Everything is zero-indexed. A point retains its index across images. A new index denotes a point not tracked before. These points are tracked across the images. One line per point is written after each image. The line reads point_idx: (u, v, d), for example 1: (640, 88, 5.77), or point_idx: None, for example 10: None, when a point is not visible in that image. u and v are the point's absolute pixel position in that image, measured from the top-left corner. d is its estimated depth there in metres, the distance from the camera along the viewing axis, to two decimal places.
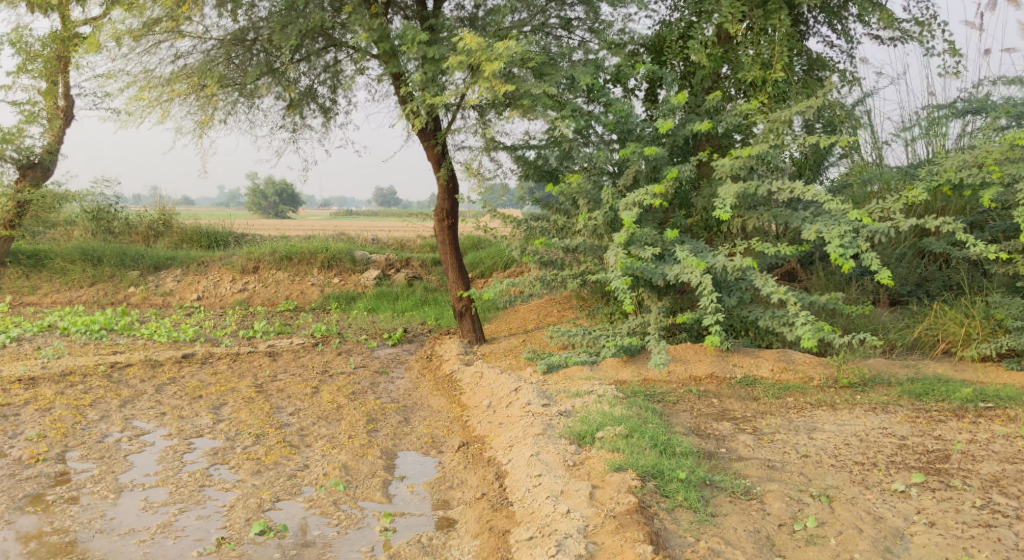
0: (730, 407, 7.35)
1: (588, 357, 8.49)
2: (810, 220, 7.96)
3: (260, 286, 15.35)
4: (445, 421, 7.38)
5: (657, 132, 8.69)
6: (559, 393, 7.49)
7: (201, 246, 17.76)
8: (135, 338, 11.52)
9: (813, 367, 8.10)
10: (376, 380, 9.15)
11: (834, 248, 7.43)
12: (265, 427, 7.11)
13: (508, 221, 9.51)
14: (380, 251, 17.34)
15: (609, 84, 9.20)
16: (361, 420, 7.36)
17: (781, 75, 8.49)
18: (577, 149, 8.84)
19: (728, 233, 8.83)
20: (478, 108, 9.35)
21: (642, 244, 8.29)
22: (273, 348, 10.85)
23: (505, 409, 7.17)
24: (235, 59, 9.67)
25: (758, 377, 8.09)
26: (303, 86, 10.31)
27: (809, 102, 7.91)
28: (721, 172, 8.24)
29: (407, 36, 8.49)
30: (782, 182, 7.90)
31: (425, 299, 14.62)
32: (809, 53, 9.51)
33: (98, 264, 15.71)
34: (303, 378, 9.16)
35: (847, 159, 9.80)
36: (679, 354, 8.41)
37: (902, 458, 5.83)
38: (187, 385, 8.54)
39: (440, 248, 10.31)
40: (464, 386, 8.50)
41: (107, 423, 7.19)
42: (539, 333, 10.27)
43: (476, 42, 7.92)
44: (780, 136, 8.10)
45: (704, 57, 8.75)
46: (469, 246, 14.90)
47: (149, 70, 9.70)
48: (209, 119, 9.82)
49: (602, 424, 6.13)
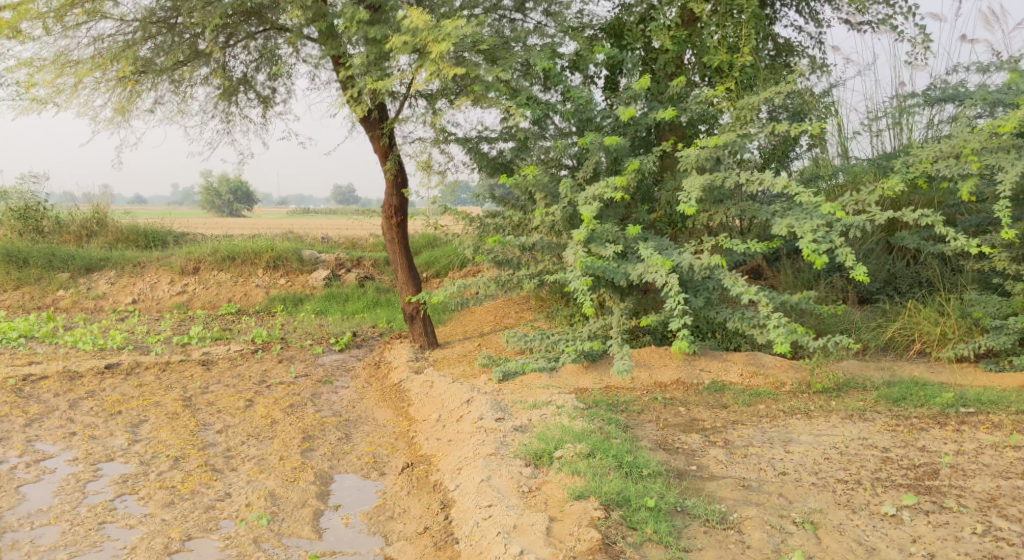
0: (698, 417, 6.82)
1: (546, 364, 7.88)
2: (780, 214, 7.45)
3: (201, 288, 14.48)
4: (390, 438, 6.72)
5: (618, 121, 8.14)
6: (515, 404, 6.88)
7: (138, 246, 16.73)
8: (57, 346, 10.60)
9: (785, 371, 7.62)
10: (318, 390, 8.44)
11: (807, 244, 6.89)
12: (187, 448, 6.36)
13: (460, 218, 8.85)
14: (330, 250, 16.56)
15: (566, 70, 8.63)
16: (296, 438, 6.66)
17: (749, 59, 8.02)
18: (533, 140, 8.23)
19: (693, 230, 8.30)
20: (426, 96, 8.69)
21: (603, 241, 7.72)
22: (208, 356, 10.04)
23: (455, 424, 6.53)
24: (156, 40, 8.92)
25: (726, 382, 7.57)
26: (234, 73, 9.57)
27: (778, 87, 7.45)
28: (686, 163, 7.70)
29: (346, 14, 7.82)
30: (751, 174, 7.37)
31: (377, 300, 13.90)
32: (776, 39, 9.06)
33: (24, 266, 14.65)
34: (237, 390, 8.40)
35: (815, 150, 9.34)
36: (643, 359, 7.87)
37: (888, 474, 5.41)
38: (105, 400, 7.72)
39: (389, 247, 9.60)
40: (412, 397, 7.83)
41: (4, 447, 6.36)
42: (494, 337, 9.65)
43: (421, 20, 7.27)
44: (748, 125, 7.62)
45: (668, 40, 8.22)
46: (424, 244, 14.19)
47: (62, 52, 8.90)
48: (130, 107, 9.06)
49: (561, 442, 5.55)
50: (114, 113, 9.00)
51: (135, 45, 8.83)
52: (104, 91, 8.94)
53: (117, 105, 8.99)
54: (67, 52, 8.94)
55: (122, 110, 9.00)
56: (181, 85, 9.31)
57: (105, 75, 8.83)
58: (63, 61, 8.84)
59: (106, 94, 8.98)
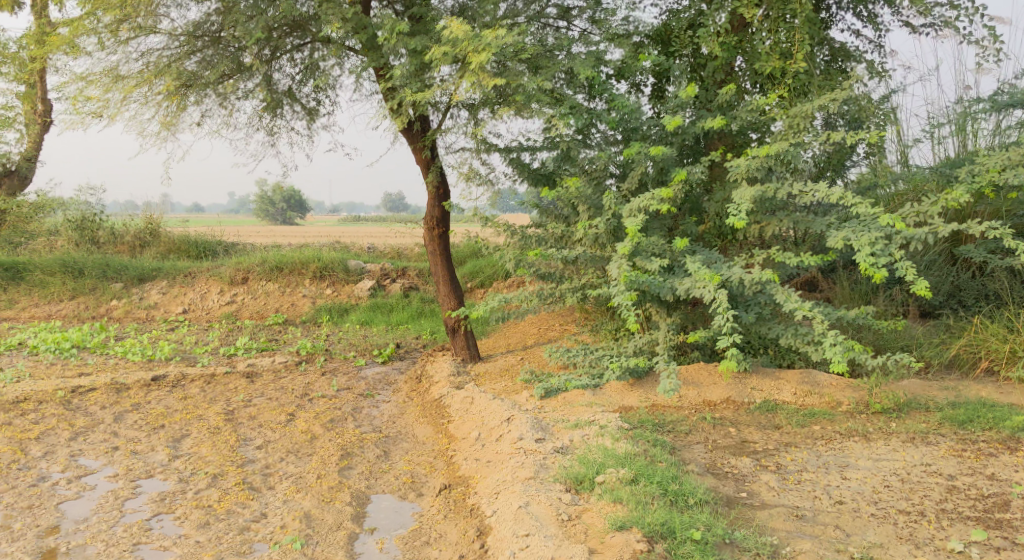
0: (749, 439, 6.53)
1: (590, 381, 7.67)
2: (835, 226, 7.11)
3: (249, 298, 14.63)
4: (429, 456, 6.59)
5: (664, 130, 7.90)
6: (557, 423, 6.68)
7: (189, 256, 17.00)
8: (107, 357, 10.76)
9: (841, 391, 7.26)
10: (360, 405, 8.36)
11: (865, 257, 6.55)
12: (226, 465, 6.32)
13: (502, 230, 8.70)
14: (376, 260, 16.59)
15: (612, 79, 8.43)
16: (335, 455, 6.57)
17: (803, 65, 7.71)
18: (577, 150, 8.04)
19: (744, 242, 8.01)
20: (468, 106, 8.58)
21: (649, 254, 7.49)
22: (253, 368, 10.05)
23: (494, 444, 6.37)
24: (201, 55, 8.98)
25: (779, 402, 7.25)
26: (279, 85, 9.60)
27: (834, 94, 7.13)
28: (736, 173, 7.42)
29: (386, 26, 7.75)
30: (805, 185, 7.06)
31: (421, 311, 13.83)
32: (831, 43, 8.71)
33: (79, 276, 14.99)
34: (279, 403, 8.37)
35: (874, 157, 8.94)
36: (691, 377, 7.59)
37: (954, 505, 5.08)
38: (149, 414, 7.76)
39: (431, 259, 9.50)
40: (453, 413, 7.70)
41: (49, 461, 6.40)
42: (538, 351, 9.47)
43: (462, 30, 7.16)
44: (801, 134, 7.32)
45: (717, 46, 7.95)
46: (469, 254, 14.08)
47: (112, 68, 9.03)
48: (176, 121, 9.16)
49: (603, 466, 5.35)
50: (160, 127, 9.12)
51: (181, 60, 8.91)
52: (151, 106, 9.05)
53: (163, 119, 9.10)
54: (117, 67, 9.06)
55: (169, 124, 9.11)
56: (226, 98, 9.36)
57: (152, 90, 8.94)
58: (113, 77, 8.97)
59: (153, 108, 9.09)
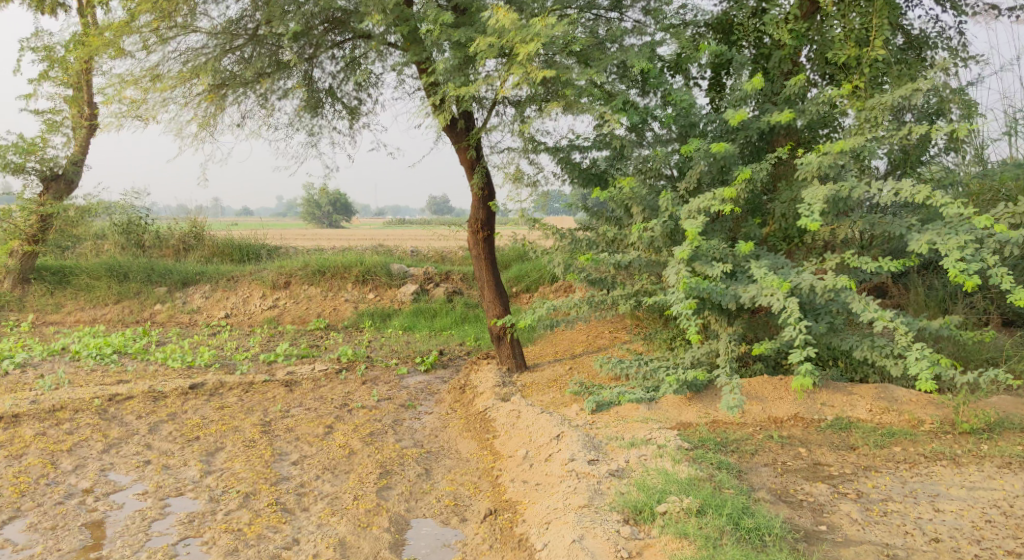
0: (822, 461, 5.94)
1: (644, 395, 7.14)
2: (917, 229, 6.48)
3: (292, 302, 14.43)
4: (472, 475, 6.17)
5: (726, 126, 7.37)
6: (610, 441, 6.19)
7: (233, 260, 16.88)
8: (147, 363, 10.58)
9: (922, 408, 6.61)
10: (401, 416, 7.97)
11: (953, 263, 5.92)
12: (259, 483, 5.98)
13: (550, 233, 8.22)
14: (420, 263, 16.29)
15: (668, 72, 7.93)
16: (373, 473, 6.19)
17: (880, 53, 7.10)
18: (630, 148, 7.54)
19: (812, 245, 7.40)
20: (514, 102, 8.14)
21: (709, 259, 6.95)
22: (292, 376, 9.73)
23: (543, 465, 5.92)
24: (240, 53, 8.71)
25: (853, 419, 6.64)
26: (319, 83, 9.31)
27: (916, 83, 6.51)
28: (806, 171, 6.83)
29: (430, 18, 7.35)
30: (883, 183, 6.45)
31: (465, 316, 13.45)
32: (908, 30, 8.07)
33: (124, 280, 14.95)
34: (318, 414, 8.03)
35: (956, 153, 8.23)
36: (755, 391, 7.01)
37: None
38: (185, 425, 7.49)
39: (476, 263, 9.08)
40: (498, 427, 7.26)
41: (78, 476, 6.14)
42: (587, 360, 8.98)
43: (509, 19, 6.75)
44: (879, 128, 6.71)
45: (785, 33, 7.40)
46: (514, 258, 13.66)
47: (151, 67, 8.82)
48: (213, 122, 8.93)
49: (665, 494, 4.93)
50: (198, 129, 8.90)
51: (219, 58, 8.66)
52: (188, 106, 8.83)
53: (201, 120, 8.87)
54: (155, 67, 8.85)
55: (206, 126, 8.88)
56: (266, 98, 9.10)
57: (190, 90, 8.72)
58: (151, 77, 8.76)
59: (190, 108, 8.87)
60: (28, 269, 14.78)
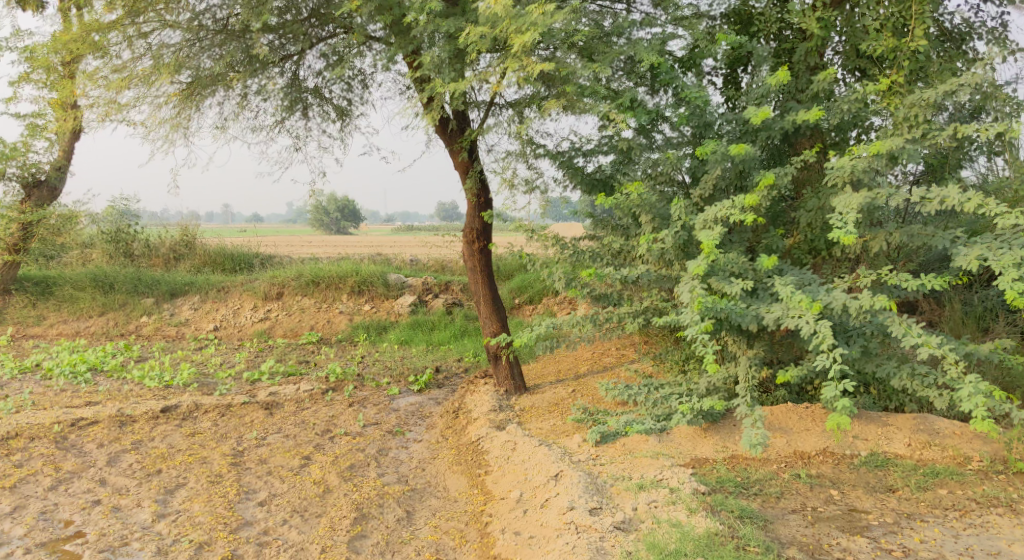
0: (859, 508, 5.18)
1: (654, 425, 6.39)
2: (962, 242, 5.73)
3: (283, 314, 13.65)
4: (459, 521, 5.47)
5: (745, 126, 6.64)
6: (616, 483, 5.46)
7: (225, 270, 16.20)
8: (122, 382, 9.86)
9: (968, 443, 5.83)
10: (387, 446, 7.24)
11: (1010, 282, 5.17)
12: (215, 530, 5.32)
13: (550, 244, 7.49)
14: (419, 273, 15.65)
15: (680, 68, 7.21)
16: (346, 518, 5.47)
17: (922, 44, 6.35)
18: (638, 151, 6.83)
19: (841, 258, 6.65)
20: (511, 101, 7.43)
21: (727, 274, 6.21)
22: (275, 397, 8.94)
23: (539, 514, 5.21)
24: (215, 48, 8.02)
25: (890, 455, 5.87)
26: (303, 81, 8.64)
27: (963, 77, 5.75)
28: (837, 176, 6.08)
29: (417, 6, 6.66)
30: (925, 190, 5.70)
31: (465, 330, 12.70)
32: (948, 20, 7.31)
33: (110, 291, 14.31)
34: (296, 443, 7.31)
35: (999, 155, 7.44)
36: (779, 422, 6.24)
37: None
38: (147, 456, 6.78)
39: (471, 276, 8.36)
40: (491, 461, 6.51)
41: (13, 521, 5.49)
42: (592, 382, 8.23)
43: (502, 7, 6.05)
44: (920, 130, 5.95)
45: (812, 22, 6.66)
46: (516, 268, 12.97)
47: (120, 65, 8.17)
48: (187, 123, 8.26)
49: None
50: (170, 131, 8.23)
51: (193, 55, 7.99)
52: (159, 107, 8.18)
53: (173, 122, 8.21)
54: (124, 64, 8.20)
55: (178, 128, 8.21)
56: (245, 98, 8.45)
57: (161, 90, 8.06)
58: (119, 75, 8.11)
59: (162, 109, 8.22)
60: (10, 279, 14.13)
